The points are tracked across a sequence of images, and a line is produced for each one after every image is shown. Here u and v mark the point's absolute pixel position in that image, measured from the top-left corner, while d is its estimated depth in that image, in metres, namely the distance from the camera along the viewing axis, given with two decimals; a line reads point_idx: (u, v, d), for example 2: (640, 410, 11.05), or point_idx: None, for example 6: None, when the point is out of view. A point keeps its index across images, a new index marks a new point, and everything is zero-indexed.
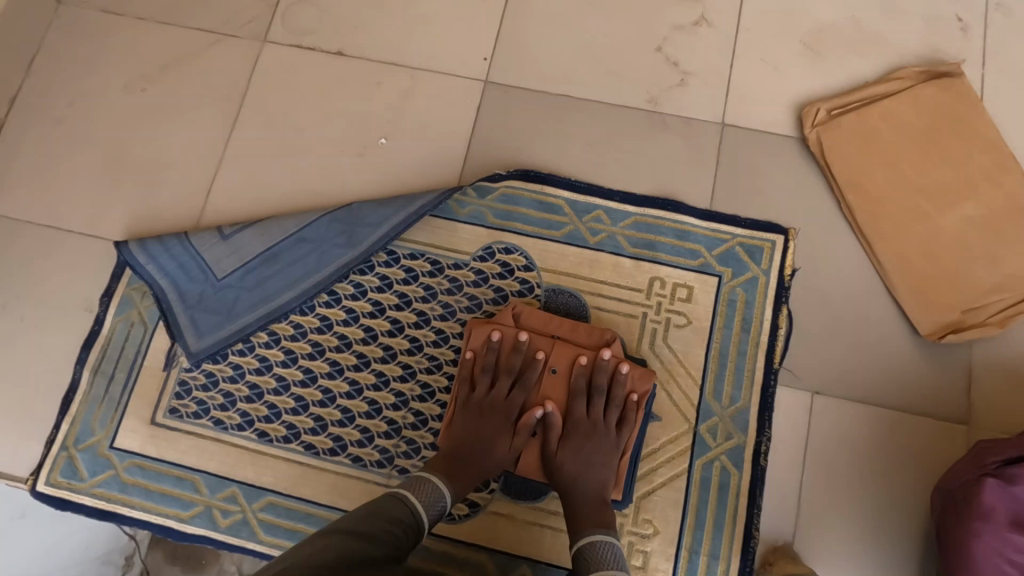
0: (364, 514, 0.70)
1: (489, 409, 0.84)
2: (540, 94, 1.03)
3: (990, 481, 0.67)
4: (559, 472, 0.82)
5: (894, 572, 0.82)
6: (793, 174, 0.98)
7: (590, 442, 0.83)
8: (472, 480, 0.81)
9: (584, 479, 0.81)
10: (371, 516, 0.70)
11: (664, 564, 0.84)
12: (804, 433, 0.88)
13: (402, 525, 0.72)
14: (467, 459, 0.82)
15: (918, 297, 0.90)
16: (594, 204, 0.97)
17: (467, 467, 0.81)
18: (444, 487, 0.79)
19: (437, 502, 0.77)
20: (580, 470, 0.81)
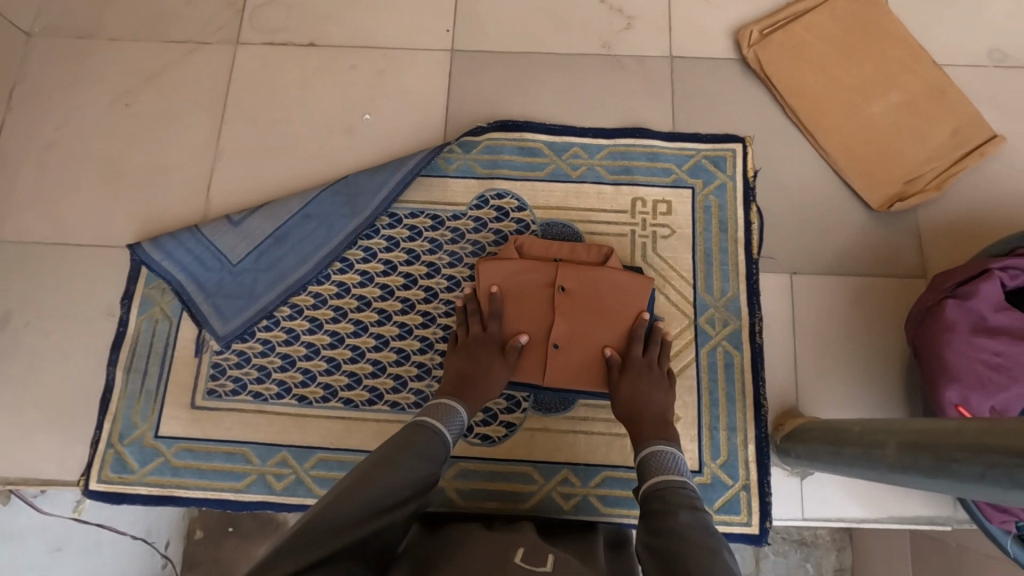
0: (394, 449, 0.70)
1: (489, 339, 0.88)
2: (504, 55, 1.12)
3: (950, 301, 0.78)
4: (615, 402, 0.85)
5: (886, 411, 0.93)
6: (740, 90, 1.09)
7: (650, 376, 0.86)
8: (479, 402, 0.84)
9: (640, 403, 0.84)
10: (401, 450, 0.70)
11: (689, 444, 0.93)
12: (790, 310, 0.98)
13: (434, 456, 0.72)
14: (476, 382, 0.84)
15: (865, 177, 1.03)
16: (571, 143, 1.06)
17: (474, 387, 0.84)
18: (458, 405, 0.80)
19: (453, 419, 0.79)
20: (638, 397, 0.84)
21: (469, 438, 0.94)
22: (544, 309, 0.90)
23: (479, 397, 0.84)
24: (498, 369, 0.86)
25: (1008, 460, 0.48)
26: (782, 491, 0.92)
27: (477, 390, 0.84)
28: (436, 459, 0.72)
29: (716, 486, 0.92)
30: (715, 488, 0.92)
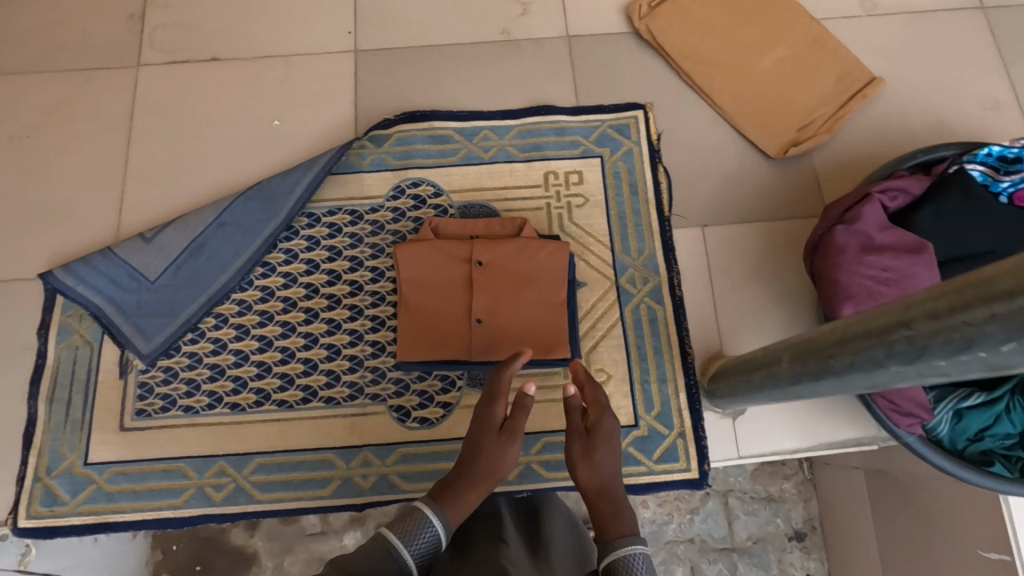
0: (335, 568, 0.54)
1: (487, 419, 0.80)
2: (407, 50, 1.14)
3: (839, 228, 0.83)
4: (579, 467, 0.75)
5: None
6: (637, 61, 1.14)
7: (605, 435, 0.77)
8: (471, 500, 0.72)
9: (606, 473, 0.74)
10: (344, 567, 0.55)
11: (623, 400, 0.96)
12: (705, 261, 1.02)
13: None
14: (457, 477, 0.73)
15: (760, 129, 1.08)
16: (480, 127, 1.09)
17: (457, 486, 0.72)
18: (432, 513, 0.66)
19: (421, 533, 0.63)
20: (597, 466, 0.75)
21: (408, 422, 0.95)
22: (464, 288, 0.92)
23: (475, 486, 0.73)
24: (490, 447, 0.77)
25: (867, 344, 0.51)
26: (717, 433, 0.95)
27: (475, 477, 0.74)
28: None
29: (653, 437, 0.94)
30: (652, 439, 0.94)
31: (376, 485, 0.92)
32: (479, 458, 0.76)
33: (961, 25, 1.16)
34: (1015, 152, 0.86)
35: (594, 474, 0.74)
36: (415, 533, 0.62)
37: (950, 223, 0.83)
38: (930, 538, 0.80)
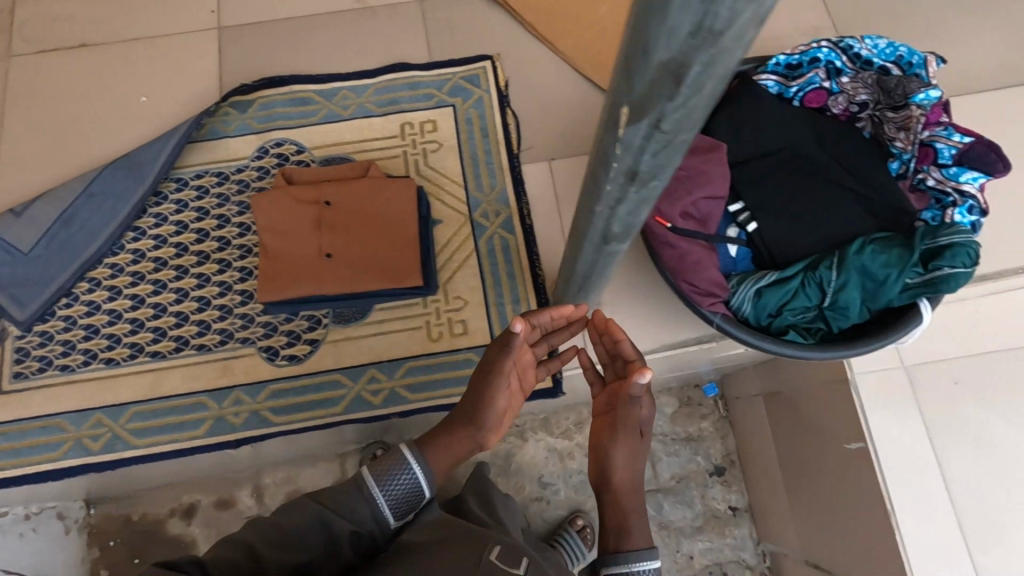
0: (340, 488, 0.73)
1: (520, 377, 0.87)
2: (268, 24, 1.21)
3: None
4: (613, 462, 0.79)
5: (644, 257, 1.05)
6: (485, 16, 1.21)
7: (639, 437, 0.80)
8: (455, 453, 0.78)
9: (631, 471, 0.79)
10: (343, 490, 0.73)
11: (480, 323, 1.02)
12: (553, 191, 1.09)
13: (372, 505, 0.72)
14: (454, 427, 0.79)
15: (599, 70, 1.16)
16: (338, 88, 1.16)
17: (456, 436, 0.79)
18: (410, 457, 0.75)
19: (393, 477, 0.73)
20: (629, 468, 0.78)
21: (277, 360, 1.00)
22: (325, 230, 0.97)
23: (452, 433, 0.79)
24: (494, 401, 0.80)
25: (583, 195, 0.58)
26: None
27: (452, 421, 0.80)
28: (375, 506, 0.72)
29: None
30: None
31: (248, 421, 0.97)
32: (485, 410, 0.79)
33: None
34: (799, 58, 0.93)
35: (625, 472, 0.78)
36: (393, 474, 0.74)
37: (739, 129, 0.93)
38: (834, 463, 1.08)
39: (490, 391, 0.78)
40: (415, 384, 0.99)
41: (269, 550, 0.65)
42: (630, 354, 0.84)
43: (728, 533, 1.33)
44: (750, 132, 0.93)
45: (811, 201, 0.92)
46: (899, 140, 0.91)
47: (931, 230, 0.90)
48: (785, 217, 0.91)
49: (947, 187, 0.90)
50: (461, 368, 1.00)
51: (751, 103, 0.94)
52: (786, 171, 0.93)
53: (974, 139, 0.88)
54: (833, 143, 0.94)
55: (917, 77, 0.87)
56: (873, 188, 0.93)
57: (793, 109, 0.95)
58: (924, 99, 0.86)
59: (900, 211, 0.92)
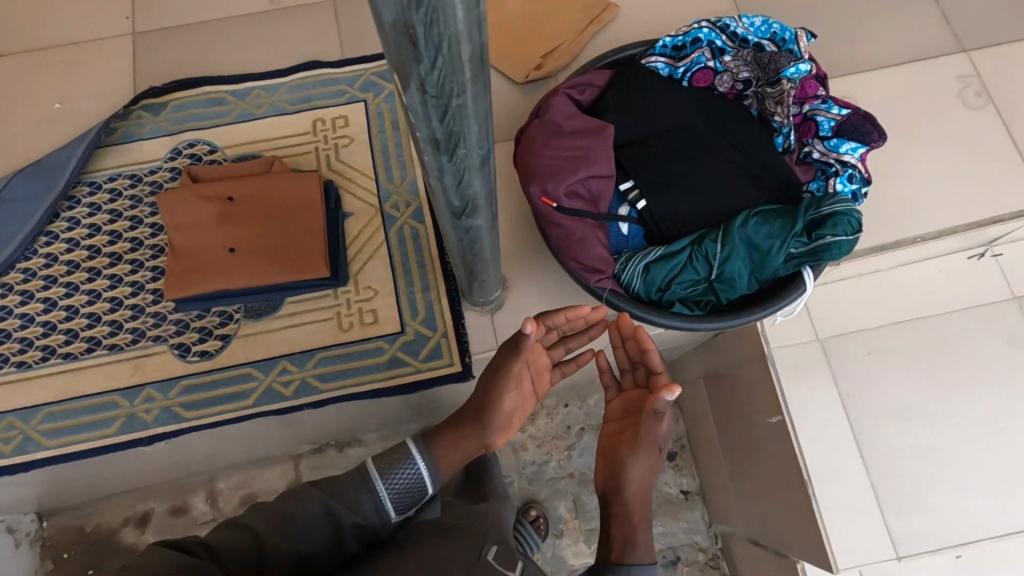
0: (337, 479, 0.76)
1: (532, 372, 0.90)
2: (182, 29, 1.23)
3: (533, 122, 0.94)
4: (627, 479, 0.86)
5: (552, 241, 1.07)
6: None
7: (652, 454, 0.88)
8: (466, 454, 0.84)
9: (641, 485, 0.87)
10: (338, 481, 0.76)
11: (390, 312, 1.04)
12: None
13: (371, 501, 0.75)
14: (471, 433, 0.84)
15: (507, 60, 1.18)
16: (251, 87, 1.17)
17: (468, 437, 0.84)
18: (413, 452, 0.79)
19: (398, 473, 0.76)
20: (639, 482, 0.87)
21: (188, 357, 1.01)
22: (239, 225, 0.98)
23: (465, 436, 0.84)
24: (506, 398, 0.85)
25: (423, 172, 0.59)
26: (478, 330, 1.03)
27: (465, 424, 0.85)
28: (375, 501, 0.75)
29: (418, 340, 1.02)
30: (417, 341, 1.02)
31: (160, 418, 0.98)
32: (493, 410, 0.84)
33: None
34: (684, 39, 0.95)
35: (638, 484, 0.87)
36: (398, 468, 0.77)
37: (628, 109, 0.95)
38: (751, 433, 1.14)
39: (503, 392, 0.83)
40: (326, 374, 1.00)
41: (274, 539, 0.68)
42: (654, 366, 0.89)
43: (681, 517, 1.37)
44: (638, 110, 0.95)
45: (700, 177, 0.94)
46: (777, 113, 0.94)
47: (815, 201, 0.93)
48: (675, 194, 0.93)
49: (830, 158, 0.93)
50: (372, 356, 1.01)
51: (640, 84, 0.96)
52: (675, 149, 0.95)
53: (851, 111, 0.92)
54: (722, 120, 0.96)
55: (788, 52, 0.91)
56: (761, 163, 0.95)
57: (681, 88, 0.97)
58: (795, 74, 0.91)
59: (787, 184, 0.94)
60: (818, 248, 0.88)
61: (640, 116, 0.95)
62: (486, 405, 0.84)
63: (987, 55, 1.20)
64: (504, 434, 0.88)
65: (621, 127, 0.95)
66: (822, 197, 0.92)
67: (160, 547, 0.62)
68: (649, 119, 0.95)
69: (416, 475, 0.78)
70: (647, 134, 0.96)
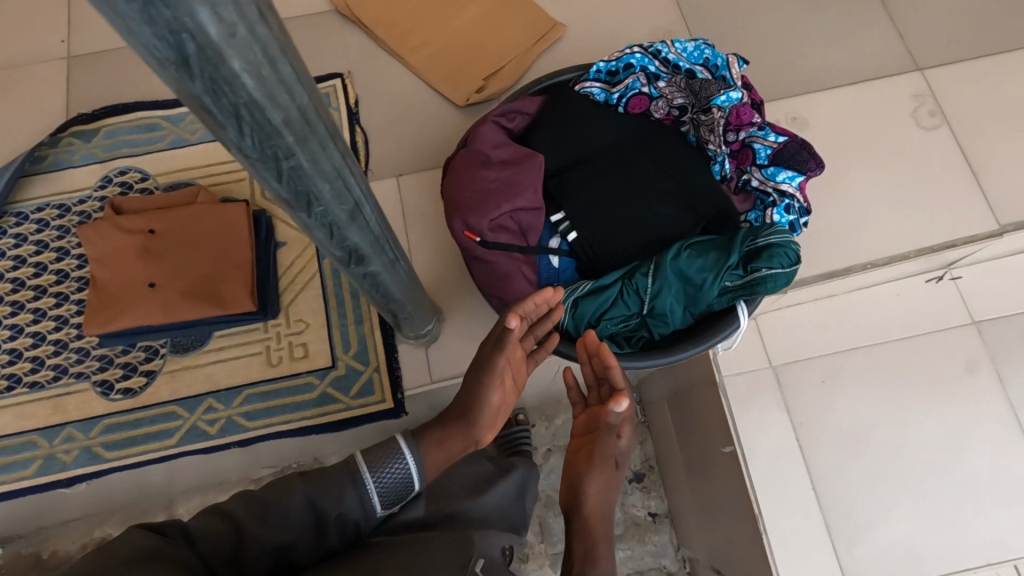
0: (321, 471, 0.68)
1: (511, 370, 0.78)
2: (117, 50, 1.19)
3: (460, 151, 0.90)
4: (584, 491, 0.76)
5: None
6: (337, 33, 1.20)
7: (610, 471, 0.78)
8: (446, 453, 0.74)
9: (598, 504, 0.76)
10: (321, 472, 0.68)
11: (321, 345, 1.01)
12: (400, 206, 1.08)
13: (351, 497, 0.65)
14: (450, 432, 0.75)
15: (448, 82, 1.15)
16: (185, 112, 1.14)
17: (451, 434, 0.75)
18: (403, 446, 0.70)
19: (388, 467, 0.68)
20: (596, 499, 0.76)
21: (111, 394, 0.98)
22: (166, 257, 0.96)
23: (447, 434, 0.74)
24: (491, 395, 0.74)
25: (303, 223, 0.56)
26: (412, 363, 1.00)
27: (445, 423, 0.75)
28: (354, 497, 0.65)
29: (350, 375, 0.99)
30: (348, 376, 0.99)
31: (79, 459, 0.95)
32: (479, 408, 0.74)
33: None
34: (616, 65, 0.92)
35: (597, 500, 0.76)
36: (385, 464, 0.68)
37: (559, 138, 0.92)
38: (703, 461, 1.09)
39: (489, 389, 0.74)
40: (253, 412, 0.97)
41: (256, 526, 0.61)
42: (617, 383, 0.78)
43: (649, 540, 1.28)
44: (568, 139, 0.92)
45: (633, 208, 0.91)
46: (711, 138, 0.91)
47: (754, 230, 0.89)
48: (607, 225, 0.89)
49: (768, 187, 0.90)
50: (302, 392, 0.98)
51: (571, 110, 0.93)
52: (607, 177, 0.92)
53: (788, 138, 0.89)
54: (657, 148, 0.93)
55: (720, 78, 0.89)
56: (696, 192, 0.91)
57: (615, 115, 0.94)
58: (726, 102, 0.89)
59: (723, 214, 0.91)
60: (752, 283, 0.85)
61: (571, 145, 0.93)
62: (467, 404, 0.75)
63: (942, 73, 1.16)
64: (493, 430, 0.79)
65: (551, 157, 0.92)
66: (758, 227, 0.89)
67: (140, 530, 0.57)
68: (580, 148, 0.93)
69: (406, 469, 0.69)
70: (578, 163, 0.93)
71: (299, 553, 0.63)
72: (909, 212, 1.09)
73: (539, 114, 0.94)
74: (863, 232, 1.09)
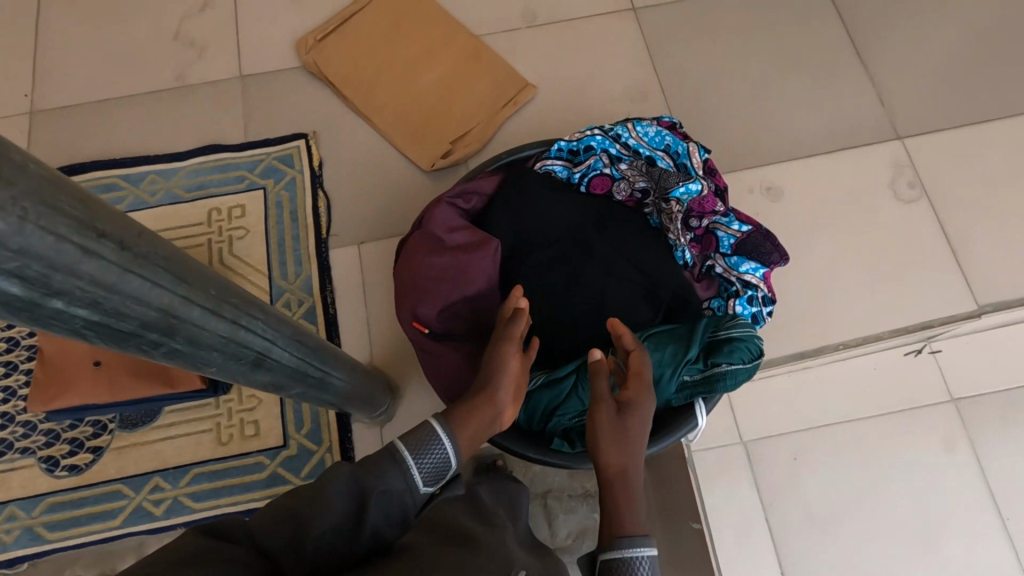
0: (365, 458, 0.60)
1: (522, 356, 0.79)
2: (81, 106, 1.17)
3: (413, 233, 0.87)
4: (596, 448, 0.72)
5: None
6: (305, 92, 1.17)
7: (629, 427, 0.73)
8: (472, 428, 0.69)
9: (619, 459, 0.71)
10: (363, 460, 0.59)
11: (274, 422, 0.98)
12: (360, 275, 1.06)
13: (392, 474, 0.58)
14: (471, 405, 0.71)
15: (415, 146, 1.13)
16: (146, 172, 1.12)
17: (475, 410, 0.71)
18: (440, 432, 0.64)
19: (429, 449, 0.62)
20: (612, 452, 0.71)
21: (57, 471, 0.95)
22: None
23: (472, 411, 0.71)
24: (510, 363, 0.76)
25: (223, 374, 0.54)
26: (366, 443, 0.97)
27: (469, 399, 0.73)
28: (398, 473, 0.58)
29: (301, 455, 0.96)
30: (299, 457, 0.96)
31: (20, 539, 0.92)
32: (499, 373, 0.75)
33: (615, 25, 1.23)
34: (577, 145, 0.90)
35: (616, 456, 0.71)
36: (426, 448, 0.62)
37: (516, 220, 0.89)
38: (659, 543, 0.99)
39: (509, 354, 0.76)
40: (200, 493, 0.94)
41: (313, 514, 0.51)
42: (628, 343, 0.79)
43: None
44: (526, 221, 0.89)
45: (591, 296, 0.88)
46: (672, 226, 0.88)
47: (713, 321, 0.86)
48: (563, 313, 0.87)
49: (731, 276, 0.87)
50: (251, 473, 0.95)
51: (529, 192, 0.89)
52: (566, 262, 0.89)
53: (752, 228, 0.86)
54: (619, 230, 0.90)
55: (681, 169, 0.87)
56: (658, 280, 0.88)
57: (576, 197, 0.91)
58: (684, 194, 0.86)
59: (685, 303, 0.88)
60: (711, 377, 0.82)
61: (530, 228, 0.89)
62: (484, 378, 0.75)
63: (922, 143, 1.13)
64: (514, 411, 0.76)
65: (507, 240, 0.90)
66: (720, 319, 0.86)
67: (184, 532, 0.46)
68: (539, 231, 0.90)
69: (444, 455, 0.63)
70: (537, 246, 0.90)
71: (343, 552, 0.51)
72: (881, 290, 1.07)
73: (497, 193, 0.91)
74: (834, 310, 1.07)
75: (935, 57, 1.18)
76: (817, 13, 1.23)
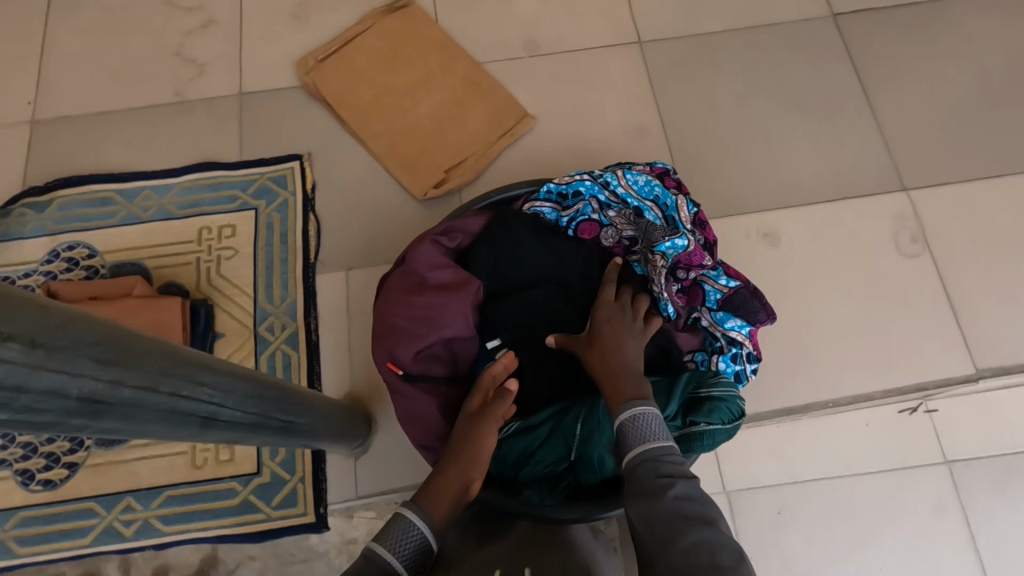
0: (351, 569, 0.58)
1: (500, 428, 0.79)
2: (82, 118, 1.17)
3: (395, 269, 0.86)
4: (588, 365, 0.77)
5: None
6: (303, 113, 1.17)
7: (609, 330, 0.78)
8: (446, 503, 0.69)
9: (609, 353, 0.76)
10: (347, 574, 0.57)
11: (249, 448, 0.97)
12: (345, 303, 1.05)
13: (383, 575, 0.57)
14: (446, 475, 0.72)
15: (408, 173, 1.11)
16: (141, 187, 1.12)
17: (449, 483, 0.71)
18: (418, 514, 0.64)
19: (410, 531, 0.62)
20: (600, 353, 0.77)
21: (31, 486, 0.95)
22: None
23: (448, 483, 0.71)
24: (487, 438, 0.75)
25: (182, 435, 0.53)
26: (339, 475, 0.96)
27: (446, 470, 0.73)
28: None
29: (274, 484, 0.96)
30: (273, 485, 0.96)
31: None
32: (475, 449, 0.74)
33: (618, 58, 1.21)
34: (566, 189, 0.90)
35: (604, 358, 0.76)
36: (403, 536, 0.61)
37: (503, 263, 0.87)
38: None
39: (492, 436, 0.76)
40: (171, 516, 0.94)
41: None
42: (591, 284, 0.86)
43: None
44: (512, 265, 0.87)
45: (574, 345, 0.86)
46: (659, 279, 0.85)
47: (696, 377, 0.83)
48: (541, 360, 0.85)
49: (716, 331, 0.86)
50: (223, 498, 0.95)
51: (519, 236, 0.87)
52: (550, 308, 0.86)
53: (740, 283, 0.86)
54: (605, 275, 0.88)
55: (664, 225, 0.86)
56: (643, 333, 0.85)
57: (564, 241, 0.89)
58: (670, 249, 0.85)
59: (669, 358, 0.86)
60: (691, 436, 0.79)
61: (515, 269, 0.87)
62: (461, 456, 0.74)
63: (928, 195, 1.10)
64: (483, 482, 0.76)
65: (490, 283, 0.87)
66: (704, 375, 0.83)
67: None
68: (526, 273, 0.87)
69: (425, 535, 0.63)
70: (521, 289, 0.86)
71: None
72: (877, 345, 1.04)
73: (484, 233, 0.88)
74: (828, 363, 1.04)
75: (944, 105, 1.15)
76: (824, 55, 1.20)
